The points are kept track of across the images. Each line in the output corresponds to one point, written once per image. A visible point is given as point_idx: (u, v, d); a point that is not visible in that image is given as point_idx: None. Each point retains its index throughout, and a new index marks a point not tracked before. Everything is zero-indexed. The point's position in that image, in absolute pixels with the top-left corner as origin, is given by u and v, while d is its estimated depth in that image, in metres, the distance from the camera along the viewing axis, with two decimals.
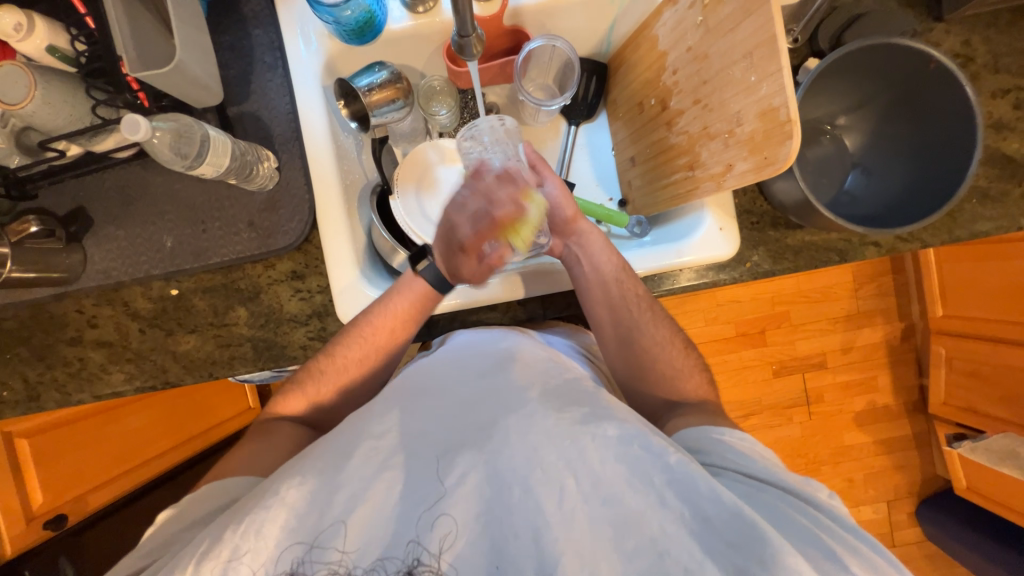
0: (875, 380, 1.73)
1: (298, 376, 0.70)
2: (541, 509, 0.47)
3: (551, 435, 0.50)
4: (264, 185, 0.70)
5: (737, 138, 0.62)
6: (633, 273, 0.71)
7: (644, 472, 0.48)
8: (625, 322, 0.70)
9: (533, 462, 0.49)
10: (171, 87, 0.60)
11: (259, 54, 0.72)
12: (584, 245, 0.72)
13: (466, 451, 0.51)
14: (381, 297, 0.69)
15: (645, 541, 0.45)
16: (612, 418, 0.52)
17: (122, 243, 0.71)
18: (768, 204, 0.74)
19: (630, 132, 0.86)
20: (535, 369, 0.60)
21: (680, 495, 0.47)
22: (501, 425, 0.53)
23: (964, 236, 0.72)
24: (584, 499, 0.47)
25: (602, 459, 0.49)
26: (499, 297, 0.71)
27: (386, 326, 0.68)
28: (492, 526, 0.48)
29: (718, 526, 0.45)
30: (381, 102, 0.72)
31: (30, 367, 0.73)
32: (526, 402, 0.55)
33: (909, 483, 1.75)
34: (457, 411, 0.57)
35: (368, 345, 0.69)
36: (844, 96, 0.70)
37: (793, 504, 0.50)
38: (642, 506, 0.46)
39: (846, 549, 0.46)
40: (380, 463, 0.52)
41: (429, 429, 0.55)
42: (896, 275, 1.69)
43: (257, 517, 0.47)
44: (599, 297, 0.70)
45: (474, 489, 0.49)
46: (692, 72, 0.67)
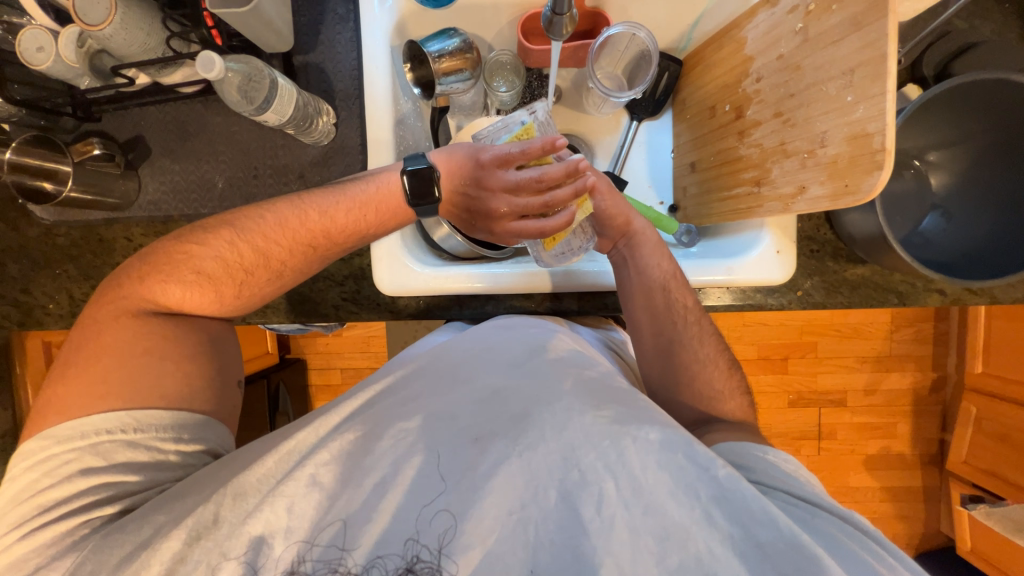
0: (895, 426, 1.67)
1: (198, 266, 0.57)
2: (579, 515, 0.47)
3: (588, 433, 0.50)
4: (319, 140, 0.70)
5: (817, 160, 0.58)
6: (682, 282, 0.68)
7: (690, 484, 0.47)
8: (666, 333, 0.68)
9: (569, 462, 0.49)
10: (245, 27, 0.60)
11: (331, 4, 0.70)
12: (632, 246, 0.70)
13: (499, 443, 0.51)
14: (338, 189, 0.60)
15: (691, 558, 0.44)
16: (652, 422, 0.51)
17: (176, 178, 0.72)
18: (832, 233, 0.70)
19: (695, 136, 0.82)
20: (572, 364, 0.59)
21: (729, 513, 0.46)
22: (536, 419, 0.52)
23: None
24: (625, 505, 0.46)
25: (644, 464, 0.48)
26: (530, 288, 0.70)
27: (324, 221, 0.59)
28: (529, 525, 0.47)
29: (771, 553, 0.44)
30: (448, 71, 0.70)
31: (76, 286, 0.76)
32: (561, 397, 0.53)
33: (908, 535, 1.71)
34: (487, 397, 0.56)
35: (286, 229, 0.58)
36: (939, 130, 0.65)
37: (851, 533, 0.49)
38: (687, 519, 0.45)
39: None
40: (407, 447, 0.52)
41: (459, 411, 0.54)
42: (939, 323, 1.61)
43: (288, 492, 0.49)
44: (640, 302, 0.68)
45: (507, 483, 0.48)
46: (780, 82, 0.63)
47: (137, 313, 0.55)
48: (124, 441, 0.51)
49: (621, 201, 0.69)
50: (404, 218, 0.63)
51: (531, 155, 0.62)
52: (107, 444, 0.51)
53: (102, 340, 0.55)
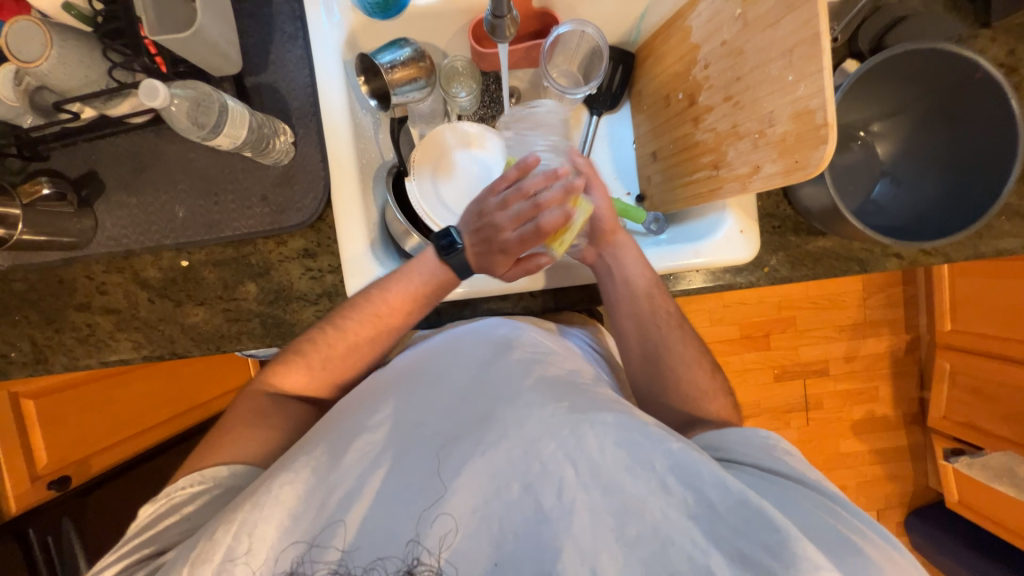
0: (876, 390, 1.73)
1: (302, 358, 0.65)
2: (539, 505, 0.48)
3: (549, 425, 0.51)
4: (279, 160, 0.69)
5: (767, 140, 0.60)
6: (663, 289, 0.70)
7: (645, 458, 0.48)
8: (651, 339, 0.69)
9: (530, 455, 0.50)
10: (189, 53, 0.59)
11: (279, 23, 0.70)
12: (614, 257, 0.69)
13: (461, 445, 0.52)
14: (396, 275, 0.66)
15: (648, 529, 0.46)
16: (608, 407, 0.52)
17: (134, 211, 0.70)
18: (792, 208, 0.72)
19: (654, 125, 0.84)
20: (534, 358, 0.60)
21: (682, 479, 0.47)
22: (497, 416, 0.53)
23: (990, 252, 0.71)
24: (585, 489, 0.48)
25: (601, 446, 0.49)
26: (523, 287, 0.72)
27: (401, 304, 0.66)
28: (494, 518, 0.49)
29: (724, 514, 0.46)
30: (403, 81, 0.70)
31: (38, 330, 0.73)
32: (522, 391, 0.54)
33: (899, 494, 1.77)
34: (452, 402, 0.56)
35: (368, 319, 0.66)
36: (879, 102, 0.68)
37: (820, 505, 0.51)
38: (644, 493, 0.47)
39: (864, 537, 0.47)
40: (372, 458, 0.52)
41: (427, 415, 0.55)
42: (907, 286, 1.67)
43: (250, 517, 0.48)
44: (626, 310, 0.70)
45: (470, 482, 0.50)
46: (726, 67, 0.65)
47: (254, 390, 0.65)
48: (189, 493, 0.57)
49: (615, 212, 0.70)
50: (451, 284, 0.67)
51: (510, 177, 0.64)
52: (178, 495, 0.56)
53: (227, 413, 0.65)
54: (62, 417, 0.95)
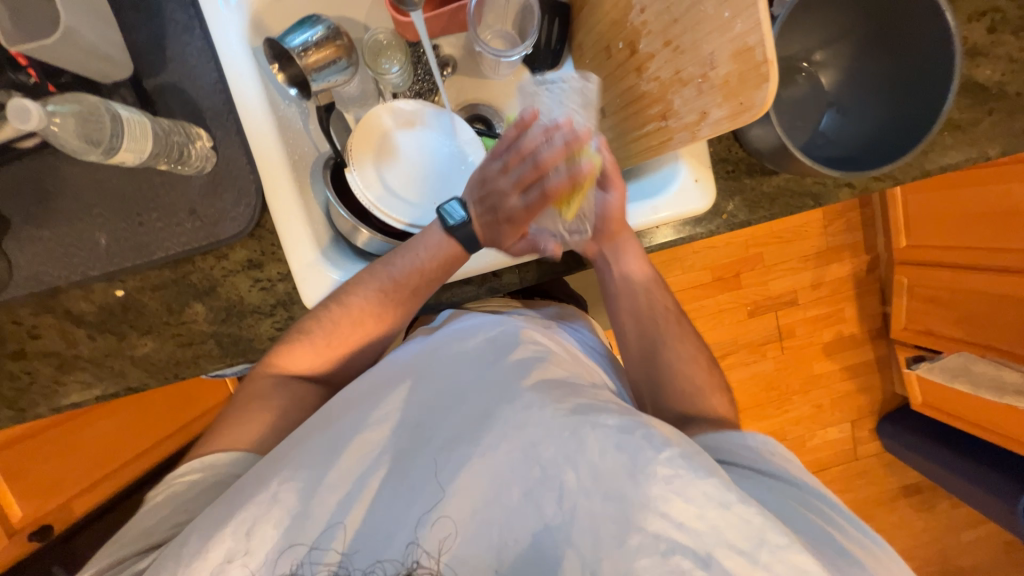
0: (843, 311, 1.81)
1: (309, 338, 0.64)
2: (540, 512, 0.47)
3: (549, 426, 0.49)
4: (201, 167, 0.63)
5: (710, 84, 0.58)
6: (663, 287, 0.74)
7: (646, 465, 0.45)
8: (649, 336, 0.72)
9: (530, 458, 0.49)
10: (63, 60, 0.51)
11: (171, 13, 0.62)
12: (615, 257, 0.72)
13: (461, 446, 0.51)
14: (407, 248, 0.66)
15: (649, 539, 0.44)
16: (611, 409, 0.50)
17: (49, 244, 0.64)
18: (743, 150, 0.71)
19: (599, 80, 0.80)
20: (533, 363, 0.57)
21: (683, 489, 0.44)
22: (498, 416, 0.51)
23: (935, 170, 0.72)
24: (586, 493, 0.47)
25: (603, 450, 0.47)
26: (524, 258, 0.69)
27: (409, 278, 0.65)
28: (494, 523, 0.48)
29: (730, 527, 0.43)
30: (320, 65, 0.64)
31: None
32: (521, 392, 0.53)
33: (870, 403, 1.89)
34: (450, 402, 0.55)
35: (374, 296, 0.65)
36: (817, 30, 0.66)
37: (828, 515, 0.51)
38: (645, 502, 0.44)
39: (864, 553, 0.48)
40: (372, 460, 0.52)
41: (428, 424, 0.53)
42: (863, 209, 1.73)
43: (250, 515, 0.48)
44: (625, 305, 0.74)
45: (469, 484, 0.49)
46: (661, 9, 0.61)
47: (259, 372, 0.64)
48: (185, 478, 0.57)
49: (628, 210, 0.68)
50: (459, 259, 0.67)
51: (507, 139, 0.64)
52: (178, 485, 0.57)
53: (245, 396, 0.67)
54: (27, 471, 0.92)
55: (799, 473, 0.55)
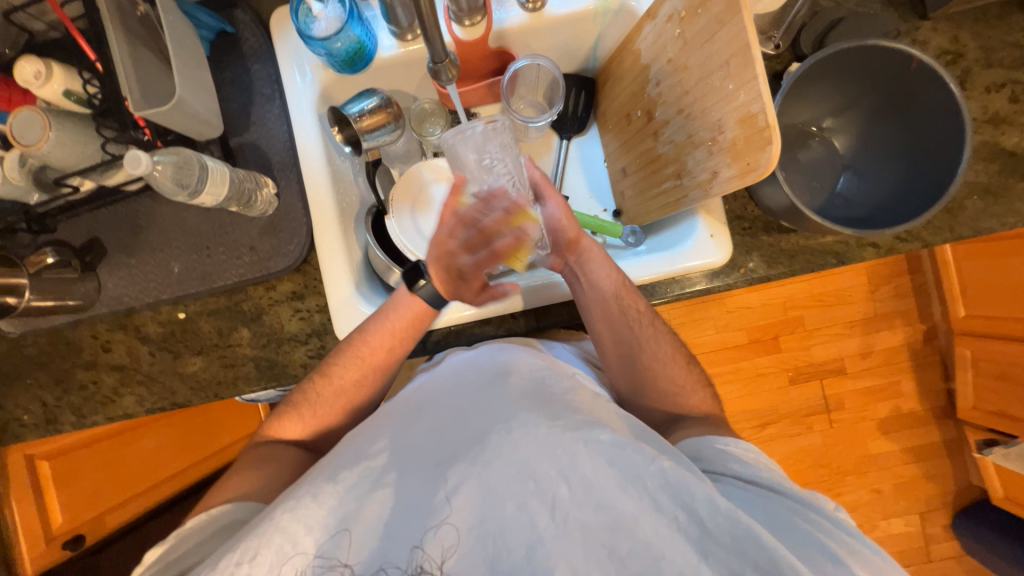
0: (899, 384, 1.67)
1: (295, 404, 0.69)
2: (534, 524, 0.47)
3: (543, 444, 0.51)
4: (265, 210, 0.73)
5: (720, 146, 0.62)
6: (632, 288, 0.70)
7: (637, 475, 0.49)
8: (625, 339, 0.71)
9: (525, 474, 0.50)
10: (172, 123, 0.63)
11: (258, 87, 0.75)
12: (586, 263, 0.70)
13: (458, 465, 0.52)
14: (375, 317, 0.69)
15: (641, 546, 0.46)
16: (603, 424, 0.53)
17: (134, 271, 0.75)
18: (759, 208, 0.73)
19: (621, 143, 0.87)
20: (532, 385, 0.60)
21: (672, 497, 0.48)
22: (491, 439, 0.53)
23: (968, 233, 0.71)
24: (579, 505, 0.48)
25: (595, 465, 0.49)
26: (501, 309, 0.71)
27: (383, 340, 0.69)
28: (488, 538, 0.48)
29: (713, 530, 0.46)
30: (372, 128, 0.75)
31: (48, 392, 0.77)
32: (517, 413, 0.55)
33: (942, 494, 1.67)
34: (449, 424, 0.58)
35: (358, 362, 0.69)
36: (828, 99, 0.70)
37: (840, 539, 0.49)
38: (637, 510, 0.47)
39: (850, 552, 0.48)
40: (371, 484, 0.53)
41: (430, 442, 0.57)
42: (914, 275, 1.64)
43: (257, 543, 0.48)
44: (598, 313, 0.70)
45: (466, 500, 0.49)
46: (674, 82, 0.68)
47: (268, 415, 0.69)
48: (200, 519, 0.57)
49: (575, 217, 0.71)
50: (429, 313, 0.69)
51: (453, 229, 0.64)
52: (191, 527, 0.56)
53: (253, 437, 0.70)
54: (79, 481, 0.98)
55: (785, 479, 0.55)
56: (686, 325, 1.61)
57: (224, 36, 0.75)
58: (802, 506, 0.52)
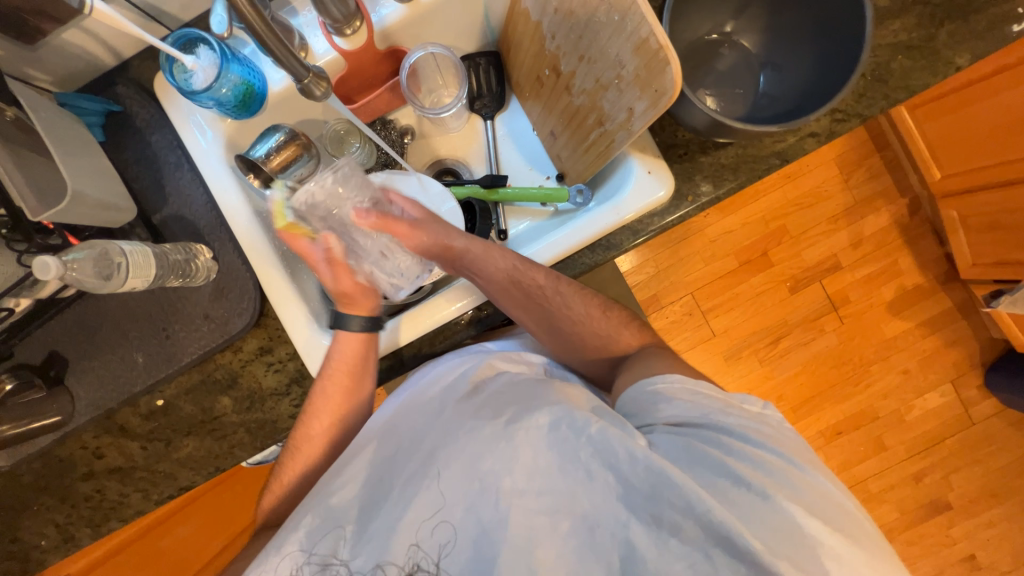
0: (896, 263, 1.65)
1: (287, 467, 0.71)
2: (480, 517, 0.53)
3: (485, 441, 0.55)
4: (207, 276, 0.72)
5: (626, 81, 0.60)
6: (530, 262, 0.68)
7: (572, 452, 0.53)
8: (547, 315, 0.69)
9: (471, 474, 0.54)
10: (80, 219, 0.62)
11: (163, 157, 0.73)
12: (481, 261, 0.68)
13: (411, 480, 0.56)
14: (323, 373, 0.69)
15: (579, 517, 0.51)
16: (542, 406, 0.56)
17: (100, 372, 0.74)
18: (689, 131, 0.71)
19: (541, 106, 0.84)
20: (483, 386, 0.62)
21: (602, 462, 0.52)
22: (440, 449, 0.57)
23: (903, 95, 0.68)
24: (521, 493, 0.53)
25: (534, 450, 0.54)
26: (437, 321, 0.70)
27: (347, 377, 0.69)
28: (440, 541, 0.53)
29: (642, 487, 0.51)
30: (285, 164, 0.74)
31: (57, 512, 0.77)
32: (461, 419, 0.58)
33: (967, 356, 1.66)
34: (399, 444, 0.61)
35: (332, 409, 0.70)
36: (727, 1, 0.68)
37: (768, 468, 0.51)
38: (573, 486, 0.52)
39: (761, 472, 0.51)
40: (335, 518, 0.57)
41: (388, 465, 0.60)
42: (883, 152, 1.61)
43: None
44: (508, 299, 0.67)
45: (418, 512, 0.54)
46: (567, 30, 0.66)
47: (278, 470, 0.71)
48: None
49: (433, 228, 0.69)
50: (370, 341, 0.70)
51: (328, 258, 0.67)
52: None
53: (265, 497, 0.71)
54: None
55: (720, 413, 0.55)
56: (672, 266, 1.61)
57: (114, 117, 0.73)
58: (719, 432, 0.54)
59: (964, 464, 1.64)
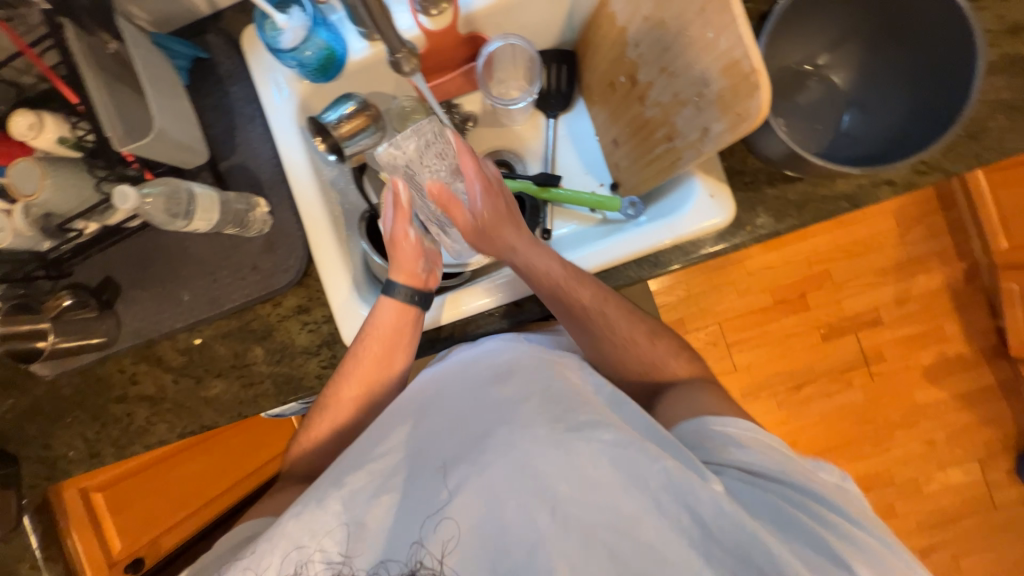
0: (942, 329, 1.58)
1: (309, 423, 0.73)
2: (534, 525, 0.50)
3: (544, 447, 0.52)
4: (262, 229, 0.75)
5: (707, 100, 0.59)
6: (579, 273, 0.68)
7: (641, 476, 0.50)
8: (589, 329, 0.68)
9: (526, 478, 0.51)
10: (158, 155, 0.65)
11: (239, 108, 0.76)
12: (528, 269, 0.68)
13: (461, 470, 0.54)
14: (360, 337, 0.69)
15: (642, 547, 0.48)
16: (608, 423, 0.53)
17: (147, 303, 0.77)
18: (759, 160, 0.70)
19: (608, 113, 0.84)
20: (539, 386, 0.58)
21: (676, 498, 0.49)
22: (492, 443, 0.54)
23: (995, 156, 0.65)
24: (579, 508, 0.50)
25: (597, 465, 0.51)
26: (478, 305, 0.72)
27: (382, 347, 0.69)
28: (489, 539, 0.51)
29: (716, 530, 0.48)
30: (352, 133, 0.74)
31: (87, 428, 0.81)
32: (519, 415, 0.55)
33: (1002, 438, 1.58)
34: (448, 428, 0.59)
35: (361, 376, 0.70)
36: (823, 33, 0.66)
37: (846, 537, 0.49)
38: (638, 513, 0.49)
39: (839, 537, 0.49)
40: (376, 492, 0.56)
41: (435, 446, 0.58)
42: (948, 211, 1.54)
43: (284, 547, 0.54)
44: (553, 304, 0.67)
45: (466, 506, 0.52)
46: (653, 40, 0.65)
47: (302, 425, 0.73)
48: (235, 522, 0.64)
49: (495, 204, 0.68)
50: (410, 318, 0.70)
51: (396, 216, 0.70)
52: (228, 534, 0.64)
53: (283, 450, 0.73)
54: (131, 502, 1.05)
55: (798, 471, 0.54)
56: (705, 293, 1.57)
57: (200, 63, 0.76)
58: (791, 487, 0.53)
59: (977, 549, 1.57)
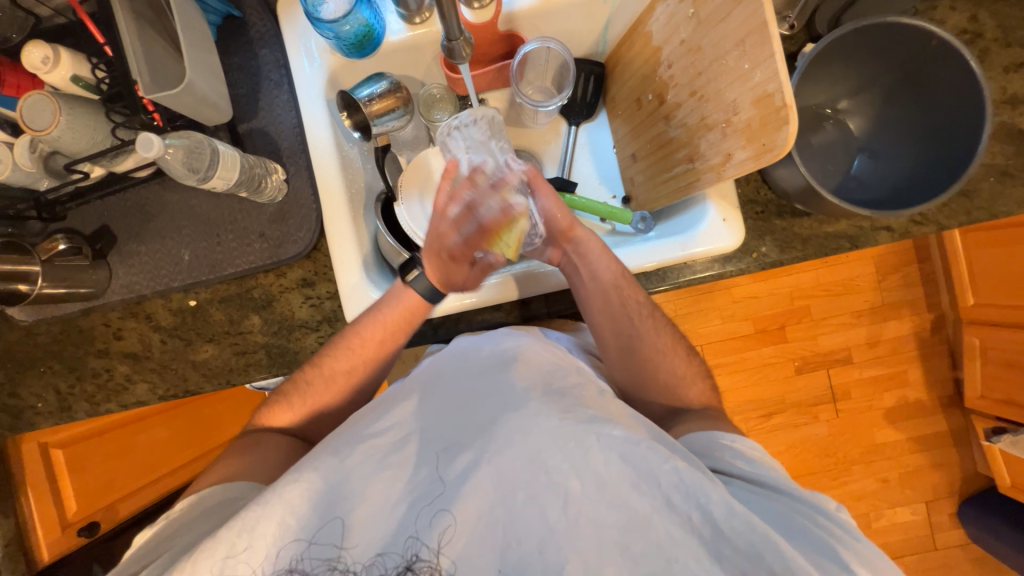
0: (906, 373, 1.66)
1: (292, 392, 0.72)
2: (545, 517, 0.52)
3: (555, 436, 0.53)
4: (274, 197, 0.73)
5: (734, 127, 0.61)
6: (631, 279, 0.72)
7: (651, 474, 0.51)
8: (625, 331, 0.72)
9: (537, 467, 0.53)
10: (181, 107, 0.63)
11: (265, 72, 0.75)
12: (583, 253, 0.72)
13: (468, 450, 0.56)
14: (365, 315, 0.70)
15: (653, 545, 0.49)
16: (616, 420, 0.55)
17: (143, 257, 0.74)
18: (772, 192, 0.73)
19: (630, 128, 0.86)
20: (537, 372, 0.63)
21: (685, 497, 0.50)
22: (502, 426, 0.56)
23: (984, 217, 0.70)
24: (589, 500, 0.51)
25: (607, 460, 0.52)
26: (497, 299, 0.72)
27: (375, 330, 0.70)
28: (499, 526, 0.52)
29: (732, 538, 0.48)
30: (381, 112, 0.74)
31: (61, 380, 0.77)
32: (528, 403, 0.58)
33: (948, 482, 1.67)
34: (459, 412, 0.61)
35: (353, 353, 0.70)
36: (844, 81, 0.70)
37: (844, 541, 0.51)
38: (648, 509, 0.50)
39: (839, 542, 0.51)
40: (378, 464, 0.57)
41: (438, 423, 0.60)
42: (923, 263, 1.63)
43: (272, 528, 0.51)
44: (599, 305, 0.71)
45: (476, 489, 0.53)
46: (687, 64, 0.67)
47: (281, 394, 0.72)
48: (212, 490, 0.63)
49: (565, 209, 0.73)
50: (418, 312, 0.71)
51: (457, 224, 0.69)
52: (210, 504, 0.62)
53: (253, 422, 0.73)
54: (88, 466, 0.97)
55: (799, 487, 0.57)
56: (692, 315, 1.61)
57: (230, 21, 0.74)
58: (789, 497, 0.56)
59: None
